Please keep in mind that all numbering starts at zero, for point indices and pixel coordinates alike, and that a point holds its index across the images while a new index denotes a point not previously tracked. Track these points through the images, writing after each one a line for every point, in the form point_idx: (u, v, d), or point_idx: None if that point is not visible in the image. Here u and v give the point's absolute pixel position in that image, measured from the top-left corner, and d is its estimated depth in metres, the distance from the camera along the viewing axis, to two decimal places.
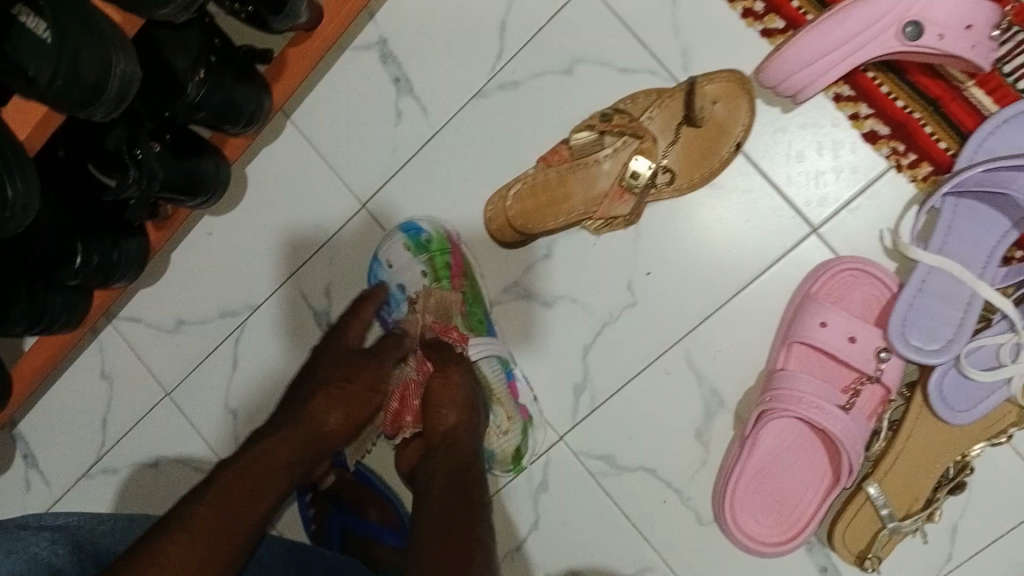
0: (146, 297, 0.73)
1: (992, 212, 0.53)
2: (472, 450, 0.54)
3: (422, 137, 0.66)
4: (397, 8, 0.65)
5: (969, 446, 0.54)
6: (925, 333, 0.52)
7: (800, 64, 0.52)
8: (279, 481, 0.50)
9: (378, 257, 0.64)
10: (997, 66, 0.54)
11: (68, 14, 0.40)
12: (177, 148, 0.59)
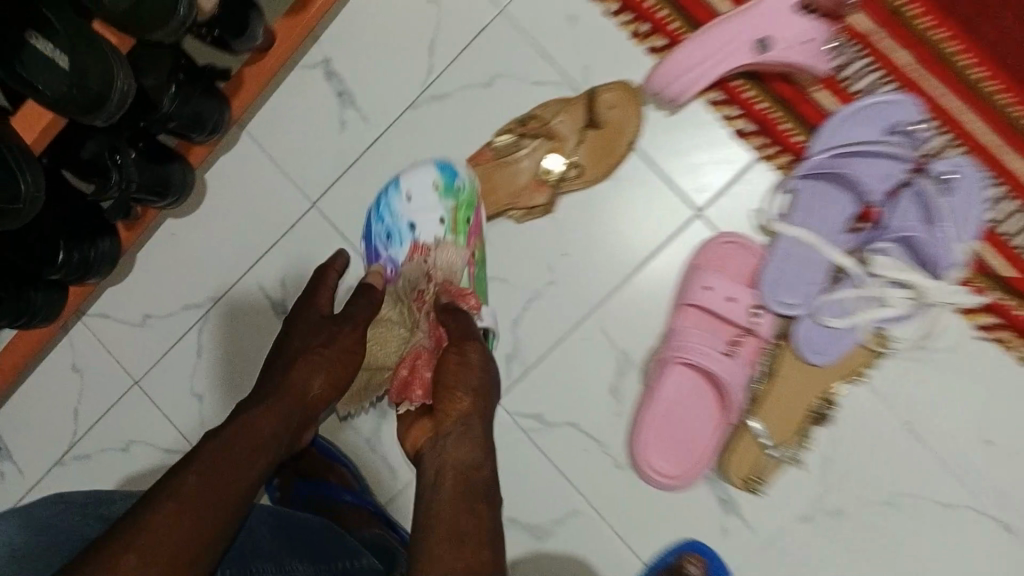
0: (115, 294, 0.80)
1: (839, 193, 0.65)
2: (484, 448, 0.51)
3: (364, 144, 0.75)
4: (339, 31, 0.75)
5: (832, 385, 0.66)
6: (790, 291, 0.64)
7: (668, 81, 0.64)
8: (269, 446, 0.52)
9: (397, 189, 0.68)
10: (836, 72, 0.66)
11: (70, 31, 0.50)
12: (149, 154, 0.68)
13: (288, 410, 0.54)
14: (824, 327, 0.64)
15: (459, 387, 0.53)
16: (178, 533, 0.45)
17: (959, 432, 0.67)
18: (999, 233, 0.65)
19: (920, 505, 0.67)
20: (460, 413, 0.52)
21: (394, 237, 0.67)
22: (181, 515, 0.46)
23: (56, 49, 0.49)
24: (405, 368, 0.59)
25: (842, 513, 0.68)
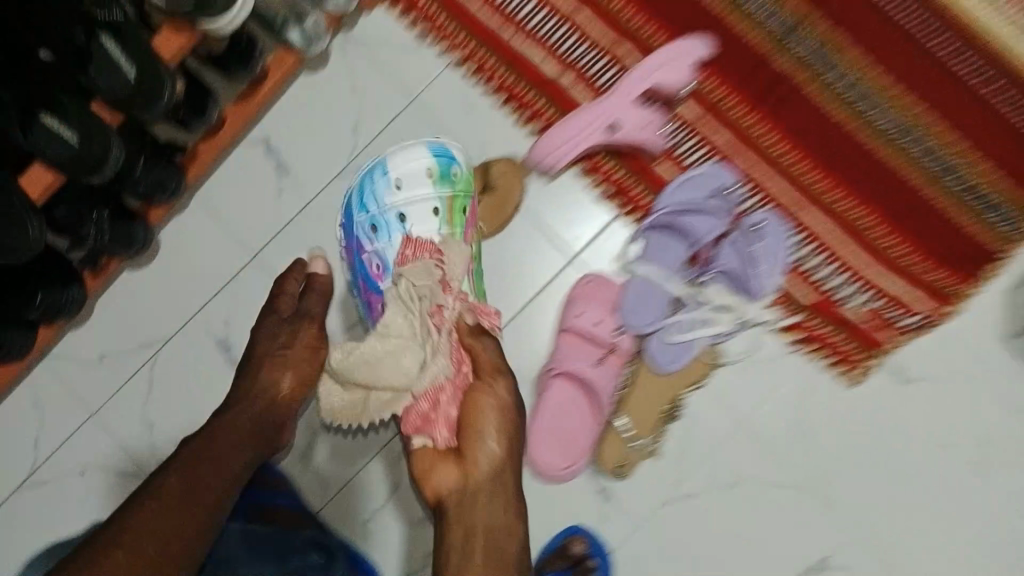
0: (75, 338, 0.92)
1: (676, 240, 0.83)
2: (508, 503, 0.66)
3: (298, 207, 0.90)
4: (276, 115, 0.90)
5: (677, 392, 0.84)
6: (639, 315, 0.82)
7: (543, 155, 0.84)
8: (241, 449, 0.69)
9: (388, 180, 0.81)
10: (674, 149, 0.85)
11: (75, 114, 0.64)
12: (117, 214, 0.82)
13: (258, 418, 0.72)
14: (667, 342, 0.82)
15: (491, 442, 0.66)
16: (165, 521, 0.62)
17: (780, 428, 0.84)
18: (802, 269, 0.83)
19: (754, 488, 0.84)
20: (492, 470, 0.66)
21: (383, 224, 0.80)
22: (157, 511, 0.63)
23: (58, 121, 0.63)
24: (428, 402, 0.68)
25: (695, 496, 0.84)
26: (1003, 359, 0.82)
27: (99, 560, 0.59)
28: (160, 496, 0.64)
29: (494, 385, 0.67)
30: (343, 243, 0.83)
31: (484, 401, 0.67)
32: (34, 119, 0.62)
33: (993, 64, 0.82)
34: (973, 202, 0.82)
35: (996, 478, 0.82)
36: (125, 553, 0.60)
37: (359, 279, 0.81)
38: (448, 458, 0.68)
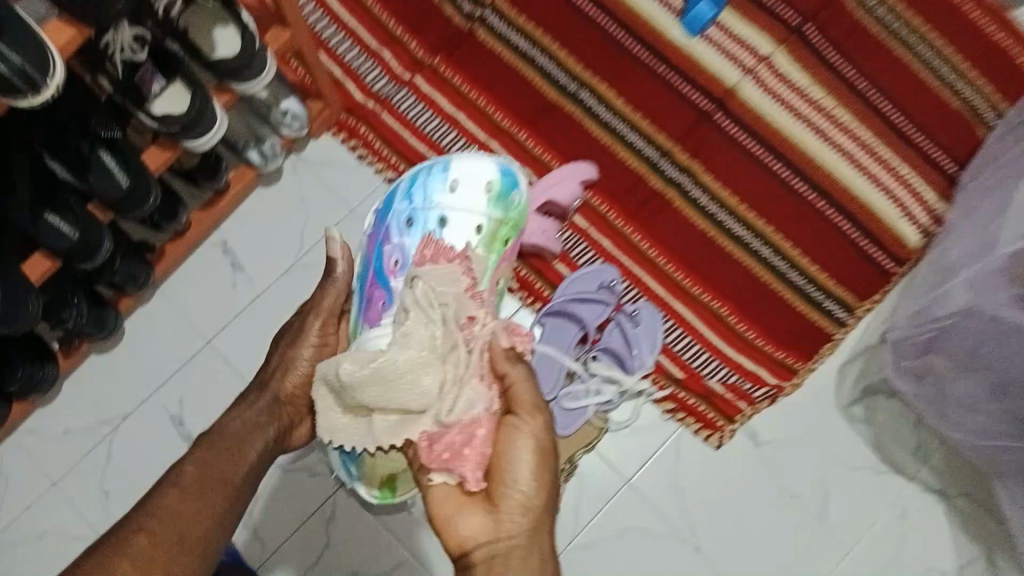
0: (44, 414, 1.03)
1: (570, 324, 1.00)
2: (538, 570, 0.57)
3: (249, 299, 1.05)
4: (232, 222, 1.06)
5: (573, 451, 0.97)
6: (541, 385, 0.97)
7: None
8: (255, 433, 0.71)
9: (443, 184, 0.86)
10: (567, 251, 1.03)
11: (74, 215, 0.78)
12: (93, 300, 0.95)
13: (267, 411, 0.74)
14: (562, 409, 0.97)
15: (525, 486, 0.60)
16: (187, 513, 0.62)
17: (658, 485, 0.99)
18: (672, 350, 1.01)
19: (638, 536, 0.98)
20: (527, 522, 0.59)
21: (418, 218, 0.84)
22: (180, 498, 0.63)
23: (59, 218, 0.77)
24: (462, 434, 0.62)
25: (587, 546, 0.98)
26: (838, 423, 1.00)
27: (128, 539, 0.59)
28: (180, 486, 0.64)
29: (530, 421, 0.62)
30: (370, 234, 0.87)
31: (521, 437, 0.61)
32: (41, 219, 0.75)
33: (819, 184, 1.03)
34: (808, 293, 1.02)
35: (835, 523, 0.98)
36: (147, 537, 0.60)
37: (367, 275, 0.83)
38: (472, 502, 0.61)
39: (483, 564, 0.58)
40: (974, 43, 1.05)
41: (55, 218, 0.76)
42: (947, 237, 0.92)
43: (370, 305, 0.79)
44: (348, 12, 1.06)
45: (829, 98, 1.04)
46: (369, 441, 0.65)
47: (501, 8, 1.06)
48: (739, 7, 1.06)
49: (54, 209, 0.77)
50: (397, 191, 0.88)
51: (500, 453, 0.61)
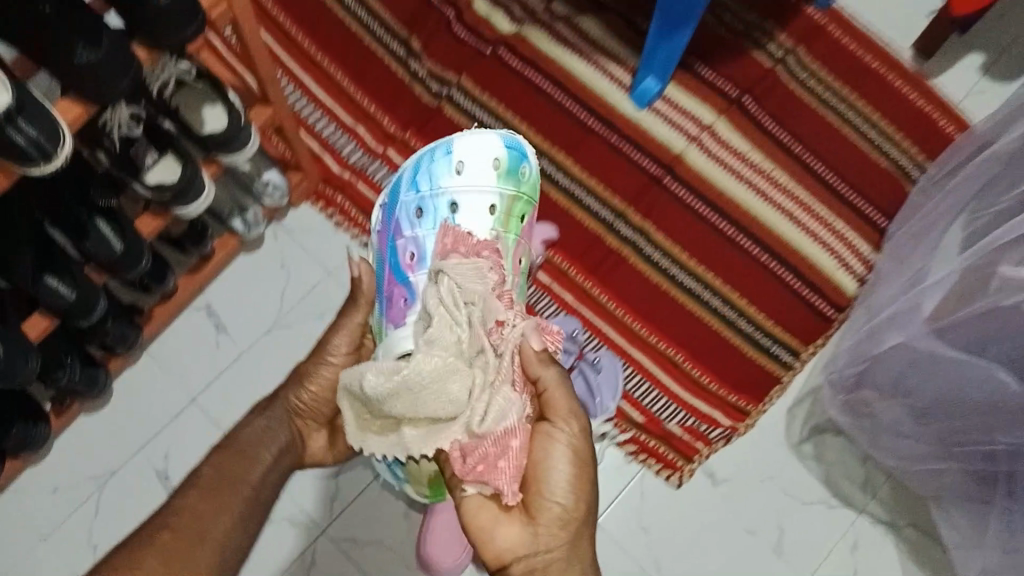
0: (34, 473, 1.07)
1: None
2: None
3: (233, 357, 1.11)
4: (217, 287, 1.12)
5: None
6: None
7: None
8: (265, 442, 0.77)
9: (450, 167, 0.87)
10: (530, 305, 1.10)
11: (71, 276, 0.84)
12: (86, 360, 1.00)
13: (279, 420, 0.80)
14: None
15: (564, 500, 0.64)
16: (203, 512, 0.71)
17: (623, 525, 1.04)
18: (631, 395, 1.08)
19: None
20: (565, 534, 0.63)
21: (429, 209, 0.85)
22: (200, 499, 0.72)
23: (59, 280, 0.82)
24: (496, 446, 0.62)
25: None
26: (788, 461, 1.06)
27: (153, 536, 0.69)
28: (199, 486, 0.73)
29: (565, 435, 0.65)
30: (379, 224, 0.89)
31: (557, 452, 0.64)
32: (41, 280, 0.81)
33: (763, 239, 1.12)
34: (756, 339, 1.10)
35: (791, 558, 1.04)
36: (171, 533, 0.69)
37: (385, 266, 0.84)
38: (508, 513, 0.65)
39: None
40: (898, 109, 1.16)
41: (55, 280, 0.82)
42: (877, 282, 1.01)
43: (391, 302, 0.81)
44: (325, 92, 1.15)
45: (768, 161, 1.14)
46: (396, 451, 0.67)
47: (465, 85, 1.16)
48: (683, 81, 1.16)
49: (53, 271, 0.82)
50: (401, 176, 0.89)
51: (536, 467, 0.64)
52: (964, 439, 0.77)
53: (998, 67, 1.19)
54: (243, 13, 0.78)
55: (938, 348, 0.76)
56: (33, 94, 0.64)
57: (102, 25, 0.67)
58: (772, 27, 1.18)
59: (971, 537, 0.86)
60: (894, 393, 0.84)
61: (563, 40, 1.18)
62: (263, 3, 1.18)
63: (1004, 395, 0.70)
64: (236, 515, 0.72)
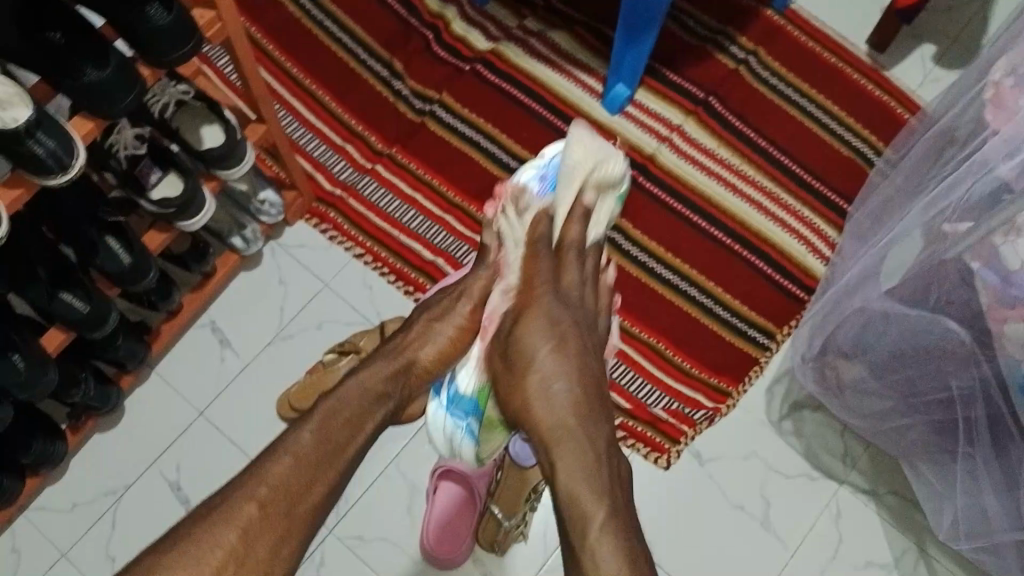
0: (53, 490, 1.11)
1: None
2: (595, 454, 0.64)
3: (238, 369, 1.16)
4: (219, 304, 1.18)
5: (537, 479, 1.04)
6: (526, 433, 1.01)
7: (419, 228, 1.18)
8: (372, 408, 0.68)
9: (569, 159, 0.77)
10: None
11: (84, 291, 0.90)
12: (99, 376, 1.05)
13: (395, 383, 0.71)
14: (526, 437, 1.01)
15: (556, 388, 0.67)
16: (288, 480, 0.61)
17: None
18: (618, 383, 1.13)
19: None
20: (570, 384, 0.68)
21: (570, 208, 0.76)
22: (294, 469, 0.62)
23: (72, 295, 0.88)
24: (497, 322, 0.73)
25: (558, 569, 1.07)
26: (772, 436, 1.11)
27: (238, 508, 0.60)
28: (295, 455, 0.63)
29: (549, 301, 0.71)
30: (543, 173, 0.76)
31: (538, 339, 0.69)
32: (56, 296, 0.87)
33: (735, 230, 1.18)
34: (733, 323, 1.16)
35: (781, 530, 1.08)
36: (259, 506, 0.60)
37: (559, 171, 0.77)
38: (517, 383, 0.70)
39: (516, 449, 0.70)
40: (855, 102, 1.23)
41: (69, 295, 0.88)
42: (837, 261, 1.07)
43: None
44: (316, 116, 1.23)
45: (736, 157, 1.21)
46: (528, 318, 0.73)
47: (447, 102, 1.23)
48: (651, 86, 1.24)
49: (67, 287, 0.88)
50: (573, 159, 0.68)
51: (518, 343, 0.70)
52: (925, 390, 0.85)
53: (948, 56, 1.26)
54: (236, 38, 0.85)
55: (892, 306, 0.82)
56: (49, 113, 0.71)
57: (109, 48, 0.74)
58: (733, 33, 1.26)
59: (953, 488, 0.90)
60: (859, 352, 0.90)
61: (536, 55, 1.25)
62: (254, 36, 1.26)
63: (955, 343, 0.78)
64: (329, 488, 0.63)
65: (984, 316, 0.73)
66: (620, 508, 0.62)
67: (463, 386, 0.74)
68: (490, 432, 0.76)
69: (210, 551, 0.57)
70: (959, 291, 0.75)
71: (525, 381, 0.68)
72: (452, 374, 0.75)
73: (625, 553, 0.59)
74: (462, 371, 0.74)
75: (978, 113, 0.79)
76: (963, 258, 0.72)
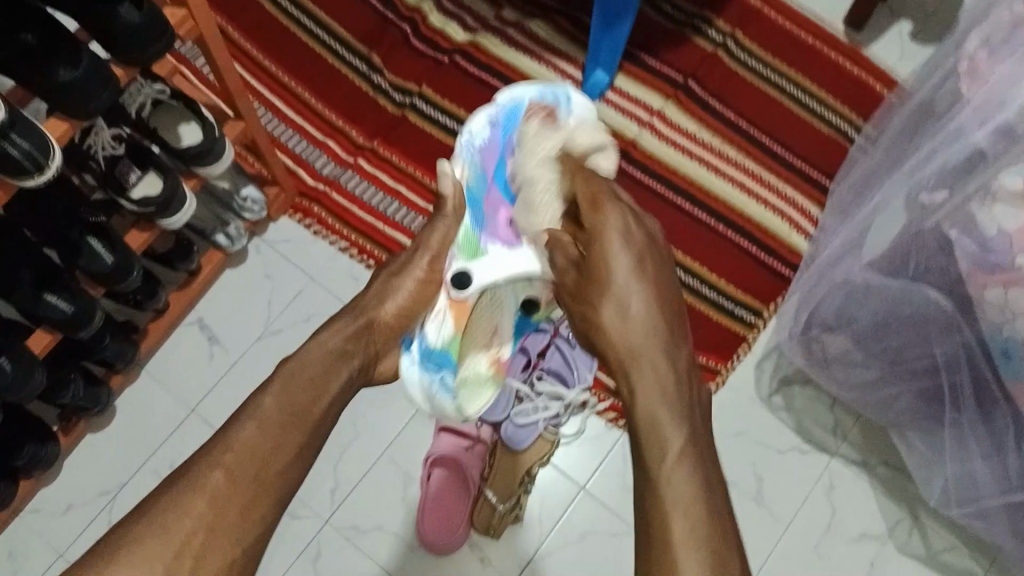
0: (47, 495, 1.11)
1: (577, 369, 1.06)
2: (674, 378, 0.59)
3: (227, 366, 1.15)
4: (207, 302, 1.18)
5: (531, 464, 1.06)
6: (518, 426, 1.04)
7: (389, 179, 1.20)
8: (336, 369, 0.71)
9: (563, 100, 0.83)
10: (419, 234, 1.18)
11: (67, 291, 0.89)
12: (88, 379, 1.05)
13: (361, 332, 0.75)
14: (519, 428, 1.04)
15: (635, 304, 0.61)
16: (256, 449, 0.62)
17: (613, 490, 1.10)
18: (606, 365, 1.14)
19: (598, 540, 1.08)
20: (644, 301, 0.61)
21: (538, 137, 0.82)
22: (261, 433, 0.63)
23: (57, 297, 0.88)
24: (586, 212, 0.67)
25: (555, 552, 1.08)
26: (763, 413, 1.12)
27: (206, 482, 0.60)
28: (261, 420, 0.64)
29: (617, 223, 0.64)
30: (484, 142, 0.83)
31: (616, 252, 0.62)
32: (41, 298, 0.87)
33: (720, 210, 1.19)
34: (720, 302, 1.16)
35: (774, 505, 1.09)
36: (225, 474, 0.60)
37: (483, 185, 0.83)
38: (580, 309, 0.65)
39: (611, 347, 0.61)
40: (835, 80, 1.24)
41: (51, 295, 0.87)
42: (820, 236, 1.07)
43: (495, 224, 0.81)
44: (296, 112, 1.22)
45: (717, 137, 1.22)
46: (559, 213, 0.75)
47: (427, 94, 1.22)
48: (629, 71, 1.24)
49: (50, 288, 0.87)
50: (523, 102, 0.84)
51: (597, 271, 0.63)
52: (910, 358, 0.86)
53: (927, 30, 1.26)
54: (208, 35, 0.84)
55: (873, 277, 0.83)
56: (24, 115, 0.71)
57: (83, 48, 0.74)
58: (711, 14, 1.26)
59: (946, 454, 0.91)
60: (842, 325, 0.90)
61: (515, 45, 1.25)
62: (230, 35, 1.25)
63: (937, 310, 0.79)
64: (299, 465, 0.65)
65: (964, 283, 0.74)
66: (699, 442, 0.57)
67: (432, 340, 0.79)
68: (472, 388, 0.83)
69: (178, 517, 0.57)
70: (937, 259, 0.76)
71: (606, 318, 0.62)
72: (419, 331, 0.79)
73: (693, 463, 0.55)
74: (431, 322, 0.79)
75: (955, 85, 0.79)
76: (941, 227, 0.73)
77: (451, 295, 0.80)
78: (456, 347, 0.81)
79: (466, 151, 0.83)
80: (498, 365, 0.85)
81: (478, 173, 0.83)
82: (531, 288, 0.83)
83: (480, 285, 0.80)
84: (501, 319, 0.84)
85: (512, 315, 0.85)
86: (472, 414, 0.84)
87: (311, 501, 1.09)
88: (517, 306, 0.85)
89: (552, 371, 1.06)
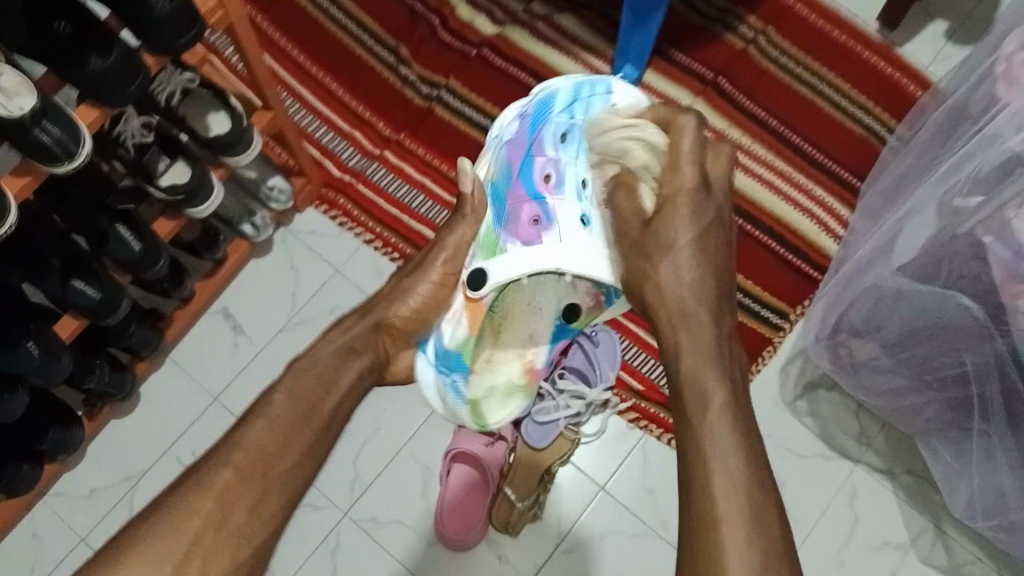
0: (71, 478, 1.12)
1: (606, 363, 1.06)
2: (715, 340, 0.61)
3: (251, 355, 1.16)
4: (232, 291, 1.18)
5: (549, 462, 1.05)
6: (537, 426, 1.05)
7: (418, 176, 1.20)
8: (347, 365, 0.71)
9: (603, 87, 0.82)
10: (436, 222, 1.18)
11: (94, 279, 0.90)
12: (113, 365, 1.06)
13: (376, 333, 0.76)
14: (539, 425, 1.05)
15: (689, 268, 0.64)
16: (264, 447, 0.62)
17: (633, 490, 1.09)
18: (629, 365, 1.13)
19: (616, 540, 1.07)
20: (693, 252, 0.64)
21: (574, 135, 0.81)
22: (270, 430, 0.64)
23: (84, 283, 0.88)
24: (683, 160, 0.67)
25: (572, 551, 1.07)
26: (785, 416, 1.11)
27: (222, 479, 0.60)
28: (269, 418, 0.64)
29: (691, 193, 0.65)
30: (512, 135, 0.83)
31: (681, 224, 0.65)
32: (68, 284, 0.87)
33: (747, 211, 1.17)
34: (746, 305, 1.15)
35: (796, 511, 1.07)
36: (230, 469, 0.60)
37: (507, 180, 0.81)
38: (646, 245, 0.67)
39: (654, 290, 0.65)
40: (868, 80, 1.22)
41: (78, 282, 0.88)
42: (849, 240, 1.06)
43: (516, 219, 0.80)
44: (324, 103, 1.23)
45: (746, 136, 1.20)
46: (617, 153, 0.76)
47: (454, 86, 1.22)
48: (659, 68, 1.23)
49: (78, 276, 0.88)
50: (551, 97, 0.83)
51: (664, 226, 0.66)
52: (937, 367, 0.85)
53: (962, 31, 1.24)
54: (239, 23, 0.84)
55: (902, 284, 0.82)
56: (55, 103, 0.72)
57: (114, 36, 0.74)
58: (743, 11, 1.25)
59: (974, 466, 0.89)
60: (870, 330, 0.89)
61: (544, 39, 1.25)
62: (258, 22, 1.26)
63: (967, 318, 0.77)
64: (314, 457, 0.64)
65: (997, 291, 0.73)
66: (739, 398, 0.58)
67: (447, 341, 0.78)
68: (500, 396, 0.84)
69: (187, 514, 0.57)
70: (970, 266, 0.75)
71: (662, 275, 0.65)
72: (436, 331, 0.78)
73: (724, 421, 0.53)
74: (446, 324, 0.78)
75: (991, 87, 0.77)
76: (975, 233, 0.72)
77: (467, 295, 0.78)
78: (470, 349, 0.80)
79: (495, 147, 0.83)
80: (531, 374, 0.84)
81: (502, 168, 0.82)
82: (572, 292, 0.81)
83: (497, 283, 0.77)
84: (538, 326, 0.84)
85: (552, 320, 0.83)
86: (498, 423, 0.84)
87: (330, 490, 1.10)
88: (557, 311, 0.83)
89: (575, 371, 1.06)
